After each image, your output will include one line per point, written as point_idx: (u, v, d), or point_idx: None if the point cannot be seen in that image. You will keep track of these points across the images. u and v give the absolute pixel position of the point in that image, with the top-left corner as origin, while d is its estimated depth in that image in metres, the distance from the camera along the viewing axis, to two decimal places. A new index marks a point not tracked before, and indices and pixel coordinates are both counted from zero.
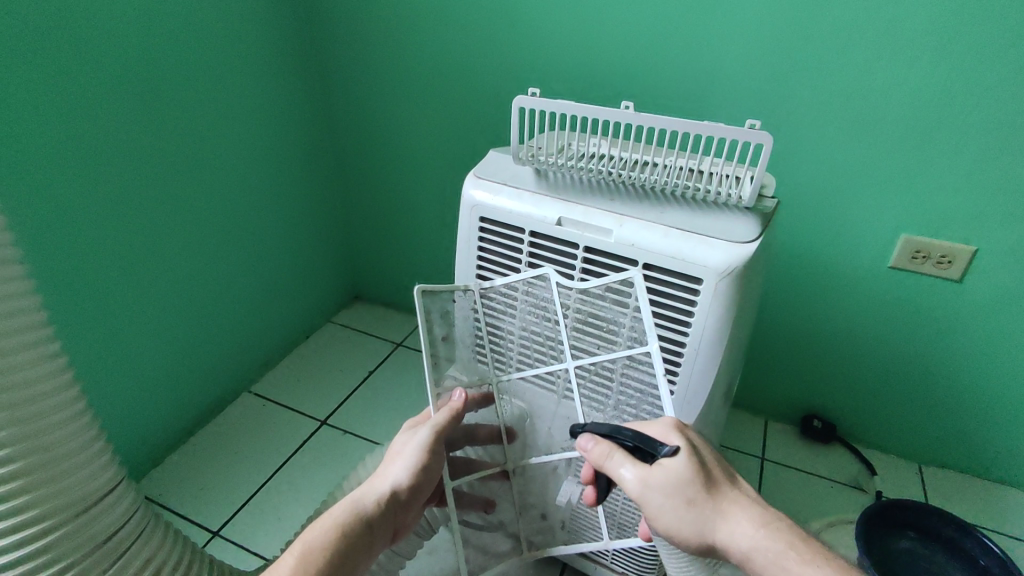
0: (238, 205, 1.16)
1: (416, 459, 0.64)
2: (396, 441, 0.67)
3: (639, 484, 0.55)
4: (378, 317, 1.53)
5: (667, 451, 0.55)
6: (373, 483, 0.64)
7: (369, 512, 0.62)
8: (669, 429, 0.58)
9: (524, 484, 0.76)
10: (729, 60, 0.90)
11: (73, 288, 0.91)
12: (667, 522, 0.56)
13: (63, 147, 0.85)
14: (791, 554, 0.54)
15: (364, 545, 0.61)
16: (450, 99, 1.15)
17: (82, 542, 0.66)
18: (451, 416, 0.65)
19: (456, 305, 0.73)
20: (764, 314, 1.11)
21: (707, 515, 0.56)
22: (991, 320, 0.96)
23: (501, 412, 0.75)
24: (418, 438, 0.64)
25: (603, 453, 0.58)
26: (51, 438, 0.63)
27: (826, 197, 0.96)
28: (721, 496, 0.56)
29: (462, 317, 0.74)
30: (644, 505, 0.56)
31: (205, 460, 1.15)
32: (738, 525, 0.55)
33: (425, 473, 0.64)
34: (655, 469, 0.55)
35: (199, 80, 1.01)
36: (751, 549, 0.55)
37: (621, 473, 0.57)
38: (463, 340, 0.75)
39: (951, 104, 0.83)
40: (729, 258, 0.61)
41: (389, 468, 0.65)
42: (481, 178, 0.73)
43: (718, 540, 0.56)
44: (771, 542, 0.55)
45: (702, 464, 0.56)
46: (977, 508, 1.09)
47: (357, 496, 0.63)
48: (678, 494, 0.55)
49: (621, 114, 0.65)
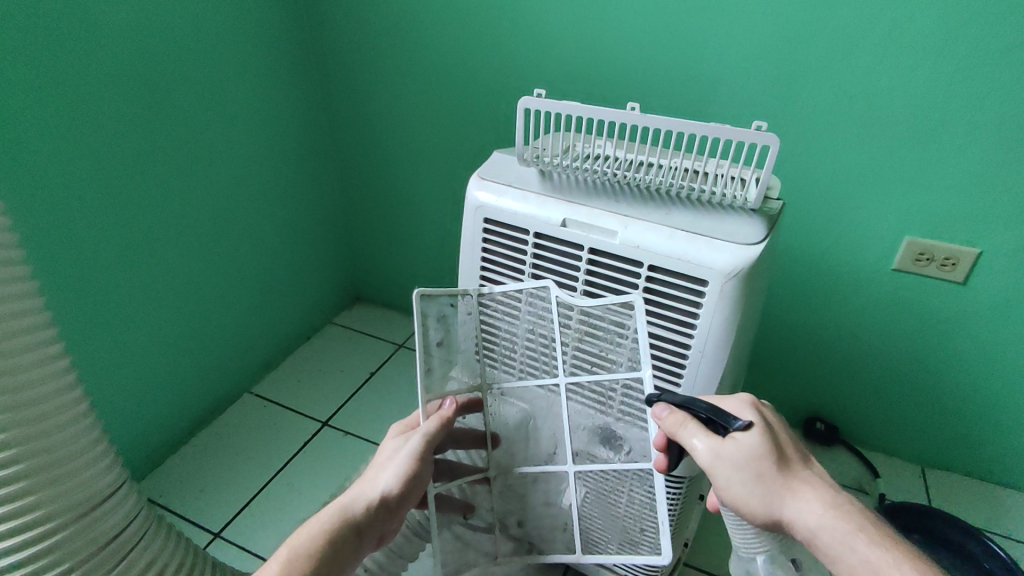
0: (239, 205, 1.16)
1: (407, 466, 0.63)
2: (384, 446, 0.66)
3: (710, 454, 0.56)
4: (378, 318, 1.53)
5: (741, 425, 0.56)
6: (363, 487, 0.63)
7: (357, 517, 0.61)
8: (743, 406, 0.59)
9: (508, 490, 0.76)
10: (733, 61, 0.90)
11: (76, 287, 0.91)
12: (735, 495, 0.57)
13: (67, 147, 0.85)
14: (860, 535, 0.54)
15: (350, 550, 0.60)
16: (452, 100, 1.14)
17: (86, 543, 0.66)
18: (442, 424, 0.66)
19: (455, 310, 0.71)
20: (767, 316, 1.10)
21: (777, 490, 0.56)
22: (995, 322, 0.96)
23: (492, 416, 0.75)
24: (409, 445, 0.64)
25: (677, 423, 0.58)
26: (54, 440, 0.62)
27: (831, 199, 0.96)
28: (791, 474, 0.56)
29: (461, 321, 0.72)
30: (714, 475, 0.57)
31: (206, 461, 1.15)
32: (808, 503, 0.55)
33: (415, 480, 0.64)
34: (728, 442, 0.56)
35: (201, 80, 1.01)
36: (820, 529, 0.54)
37: (692, 443, 0.57)
38: (464, 344, 0.73)
39: (956, 105, 0.83)
40: (736, 260, 0.60)
41: (378, 473, 0.64)
42: (485, 180, 0.72)
43: (786, 517, 0.56)
44: (839, 522, 0.54)
45: (773, 441, 0.57)
46: (981, 510, 1.09)
47: (346, 500, 0.62)
48: (750, 467, 0.56)
49: (626, 116, 0.64)
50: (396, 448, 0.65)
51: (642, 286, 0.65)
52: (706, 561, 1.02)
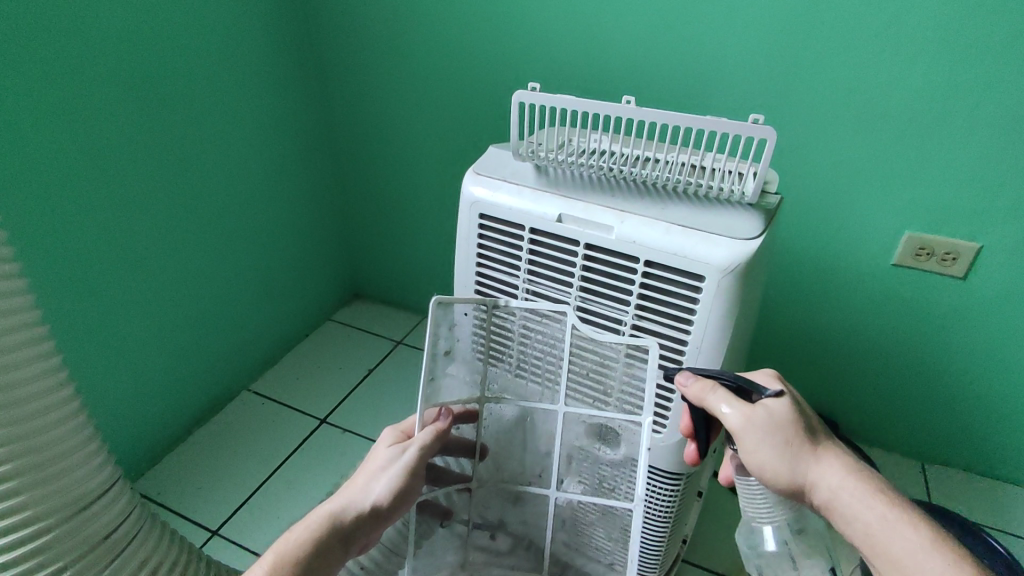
0: (235, 201, 1.15)
1: (399, 477, 0.62)
2: (377, 453, 0.65)
3: (742, 418, 0.54)
4: (376, 314, 1.52)
5: (771, 392, 0.55)
6: (352, 493, 0.62)
7: (345, 525, 0.60)
8: (770, 379, 0.59)
9: (493, 497, 0.76)
10: (730, 53, 0.89)
11: (69, 284, 0.90)
12: (764, 463, 0.54)
13: (60, 144, 0.84)
14: (879, 496, 0.54)
15: (335, 558, 0.59)
16: (448, 96, 1.14)
17: (78, 542, 0.66)
18: (438, 436, 0.65)
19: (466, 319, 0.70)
20: (766, 311, 1.09)
21: (805, 455, 0.54)
22: (994, 316, 0.95)
23: (485, 425, 0.74)
24: (403, 456, 0.63)
25: (705, 389, 0.57)
26: (44, 439, 0.62)
27: (829, 194, 0.95)
28: (817, 442, 0.55)
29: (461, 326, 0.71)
30: (742, 441, 0.55)
31: (203, 459, 1.15)
32: (832, 468, 0.54)
33: (406, 492, 0.63)
34: (758, 407, 0.55)
35: (194, 77, 1.00)
36: (842, 491, 0.54)
37: (721, 409, 0.56)
38: (466, 356, 0.72)
39: (956, 97, 0.82)
40: (732, 255, 0.60)
41: (368, 480, 0.62)
42: (481, 175, 0.72)
43: (811, 483, 0.54)
44: (859, 485, 0.54)
45: (800, 411, 0.56)
46: (980, 505, 1.09)
47: (334, 506, 0.60)
48: (778, 432, 0.54)
49: (622, 109, 0.63)
50: (389, 456, 0.64)
51: (637, 282, 0.64)
52: (703, 557, 1.02)
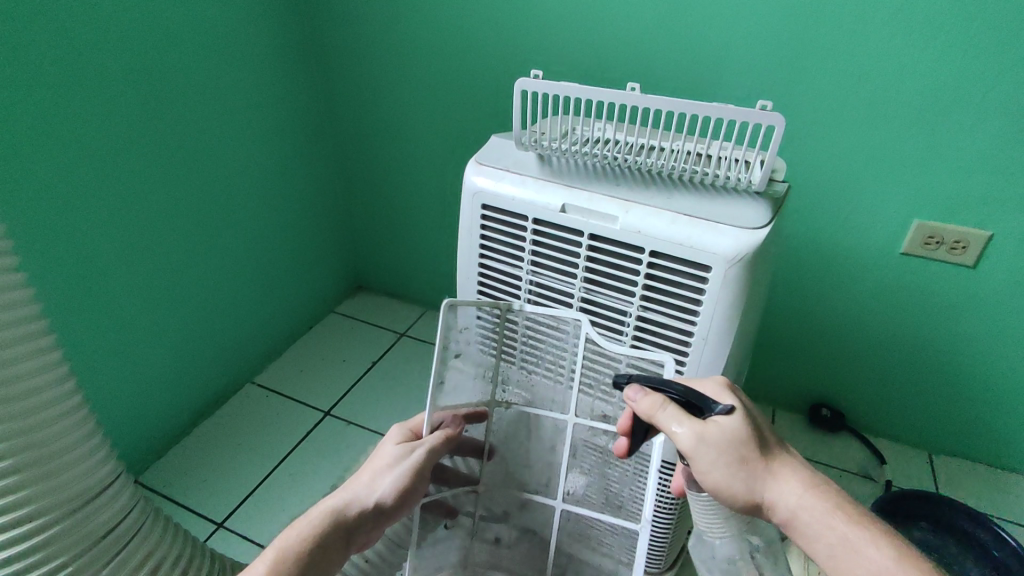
0: (236, 194, 1.14)
1: (405, 476, 0.62)
2: (383, 451, 0.64)
3: (695, 440, 0.53)
4: (380, 306, 1.52)
5: (722, 409, 0.53)
6: (357, 490, 0.61)
7: (348, 521, 0.60)
8: (720, 389, 0.57)
9: (496, 496, 0.76)
10: (735, 40, 0.87)
11: (69, 278, 0.90)
12: (717, 480, 0.54)
13: (57, 140, 0.83)
14: (839, 513, 0.53)
15: (336, 553, 0.59)
16: (452, 87, 1.12)
17: (78, 538, 0.66)
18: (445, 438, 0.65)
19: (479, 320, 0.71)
20: (772, 301, 1.08)
21: (757, 472, 0.53)
22: (1004, 306, 0.94)
23: (494, 425, 0.74)
24: (409, 456, 0.63)
25: (654, 406, 0.54)
26: (44, 435, 0.62)
27: (837, 182, 0.93)
28: (770, 455, 0.55)
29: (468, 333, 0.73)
30: (695, 462, 0.53)
31: (207, 452, 1.15)
32: (788, 484, 0.54)
33: (410, 493, 0.62)
34: (710, 426, 0.53)
35: (193, 68, 0.99)
36: (799, 508, 0.53)
37: (672, 428, 0.53)
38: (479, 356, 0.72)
39: (967, 84, 0.80)
40: (739, 246, 0.59)
41: (373, 478, 0.62)
42: (483, 165, 0.71)
43: (765, 498, 0.54)
44: (816, 498, 0.53)
45: (754, 423, 0.55)
46: (989, 496, 1.08)
47: (338, 502, 0.60)
48: (732, 451, 0.53)
49: (625, 97, 0.62)
50: (395, 454, 0.63)
51: (643, 273, 0.63)
52: None
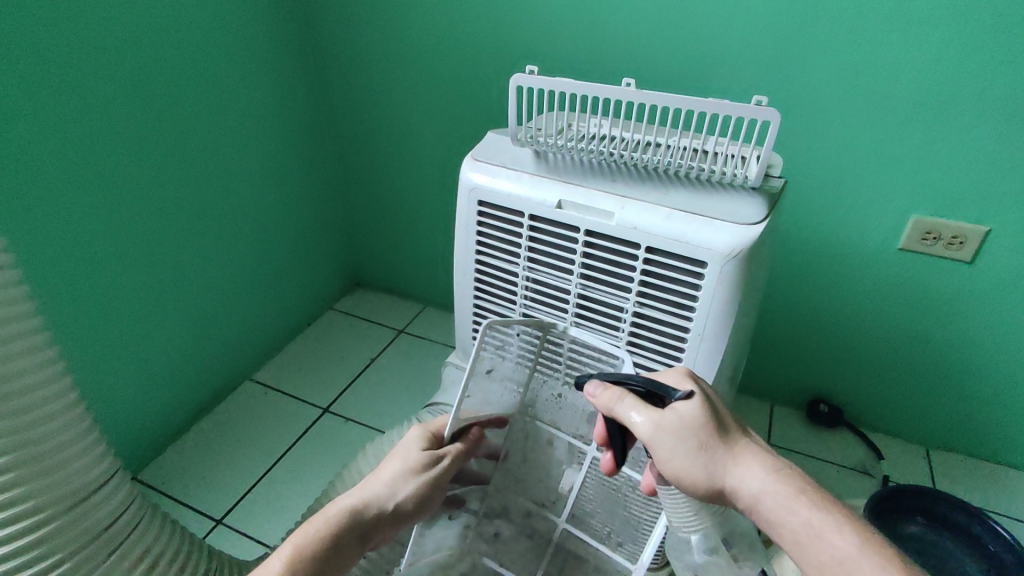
0: (234, 191, 1.14)
1: (426, 484, 0.63)
2: (403, 453, 0.64)
3: (650, 427, 0.54)
4: (379, 303, 1.52)
5: (680, 394, 0.54)
6: (374, 490, 0.61)
7: (365, 521, 0.60)
8: (681, 376, 0.58)
9: (501, 492, 0.77)
10: (732, 35, 0.87)
11: (65, 275, 0.90)
12: (679, 469, 0.54)
13: (52, 137, 0.83)
14: (802, 499, 0.52)
15: (351, 553, 0.59)
16: (449, 84, 1.12)
17: (77, 534, 0.66)
18: (465, 449, 0.67)
19: (514, 337, 0.68)
20: (770, 297, 1.08)
21: (719, 457, 0.53)
22: (1001, 302, 0.94)
23: (513, 432, 0.75)
24: (431, 465, 0.64)
25: (613, 398, 0.56)
26: (41, 432, 0.62)
27: (834, 177, 0.93)
28: (733, 442, 0.54)
29: (499, 345, 0.68)
30: (655, 448, 0.55)
31: (206, 449, 1.15)
32: (751, 470, 0.53)
33: (426, 501, 0.63)
34: (667, 413, 0.54)
35: (190, 64, 0.99)
36: (762, 494, 0.52)
37: (630, 418, 0.55)
38: (510, 369, 0.71)
39: (964, 78, 0.80)
40: (734, 241, 0.59)
41: (392, 479, 0.62)
42: (479, 161, 0.71)
43: (728, 486, 0.53)
44: (781, 487, 0.52)
45: (714, 410, 0.55)
46: (985, 491, 1.08)
47: (355, 501, 0.60)
48: (689, 438, 0.54)
49: (622, 92, 0.61)
50: (417, 460, 0.63)
51: (640, 269, 0.63)
52: None
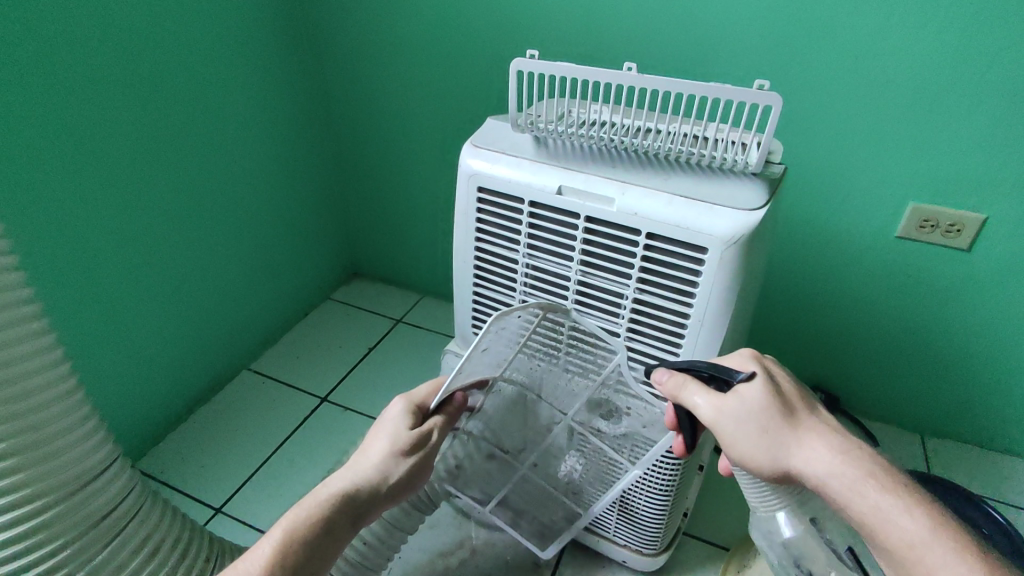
0: (230, 179, 1.13)
1: (416, 463, 0.62)
2: (391, 430, 0.63)
3: (714, 411, 0.56)
4: (376, 292, 1.51)
5: (743, 376, 0.56)
6: (363, 471, 0.61)
7: (357, 504, 0.60)
8: (746, 359, 0.59)
9: (475, 438, 0.75)
10: (734, 20, 0.86)
11: (61, 263, 0.89)
12: (745, 451, 0.56)
13: (49, 123, 0.82)
14: (870, 482, 0.52)
15: (345, 532, 0.61)
16: (447, 72, 1.11)
17: (80, 519, 0.66)
18: (448, 419, 0.65)
19: (512, 316, 0.61)
20: (768, 285, 1.08)
21: (782, 439, 0.55)
22: (998, 289, 0.95)
23: (493, 394, 0.70)
24: (420, 443, 0.62)
25: (678, 383, 0.59)
26: (39, 418, 0.61)
27: (834, 165, 0.93)
28: (797, 422, 0.55)
29: (499, 327, 0.61)
30: (719, 431, 0.57)
31: (204, 438, 1.15)
32: (815, 451, 0.54)
33: (417, 476, 0.64)
34: (731, 396, 0.56)
35: (184, 50, 0.97)
36: (828, 475, 0.53)
37: (695, 401, 0.57)
38: (502, 341, 0.64)
39: (965, 65, 0.80)
40: (736, 227, 0.59)
41: (380, 459, 0.61)
42: (478, 147, 0.70)
43: (794, 466, 0.55)
44: (849, 469, 0.53)
45: (778, 393, 0.56)
46: (980, 477, 1.09)
47: (345, 486, 0.60)
48: (753, 420, 0.55)
49: (622, 77, 0.61)
50: (406, 440, 0.62)
51: (639, 255, 0.63)
52: (706, 531, 1.03)
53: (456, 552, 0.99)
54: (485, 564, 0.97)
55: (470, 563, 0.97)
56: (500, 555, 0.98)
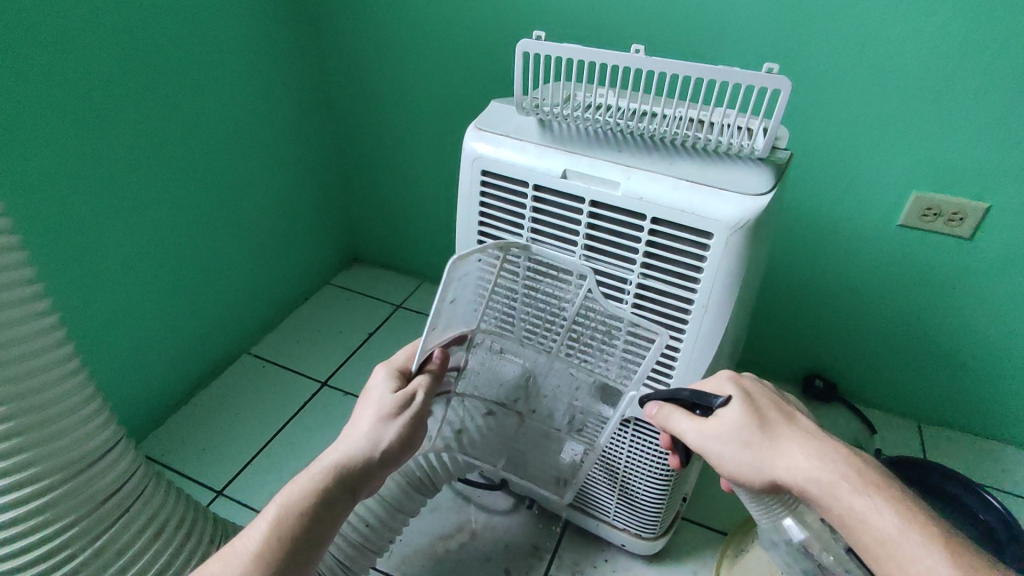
0: (230, 162, 1.12)
1: (406, 424, 0.61)
2: (376, 398, 0.61)
3: (698, 436, 0.57)
4: (376, 278, 1.51)
5: (721, 401, 0.57)
6: (353, 441, 0.60)
7: (352, 475, 0.59)
8: (724, 380, 0.60)
9: (470, 399, 0.75)
10: (741, 4, 0.85)
11: (62, 245, 0.88)
12: (731, 469, 0.57)
13: (50, 102, 0.81)
14: (845, 484, 0.53)
15: (345, 504, 0.60)
16: (451, 56, 1.10)
17: (83, 500, 0.66)
18: (434, 376, 0.63)
19: (475, 264, 0.59)
20: (770, 272, 1.08)
21: (763, 454, 0.55)
22: (999, 278, 0.95)
23: (476, 348, 0.70)
24: (406, 405, 0.61)
25: (664, 415, 0.60)
26: (41, 399, 0.61)
27: (839, 152, 0.92)
28: (776, 435, 0.56)
29: (462, 280, 0.58)
30: (706, 454, 0.58)
31: (205, 421, 1.15)
32: (794, 460, 0.54)
33: (412, 438, 0.62)
34: (713, 422, 0.57)
35: (184, 30, 0.95)
36: (807, 482, 0.54)
37: (681, 429, 0.59)
38: (473, 294, 0.63)
39: (973, 53, 0.79)
40: (741, 211, 0.58)
41: (370, 428, 0.60)
42: (483, 130, 0.70)
43: (777, 478, 0.55)
44: (825, 474, 0.53)
45: (756, 408, 0.57)
46: (976, 465, 1.10)
47: (338, 456, 0.59)
48: (734, 440, 0.56)
49: (629, 59, 0.60)
50: (391, 404, 0.60)
51: (644, 240, 0.63)
52: (703, 516, 1.04)
53: (456, 535, 0.99)
54: (486, 547, 0.98)
55: (469, 547, 0.98)
56: (500, 536, 0.99)
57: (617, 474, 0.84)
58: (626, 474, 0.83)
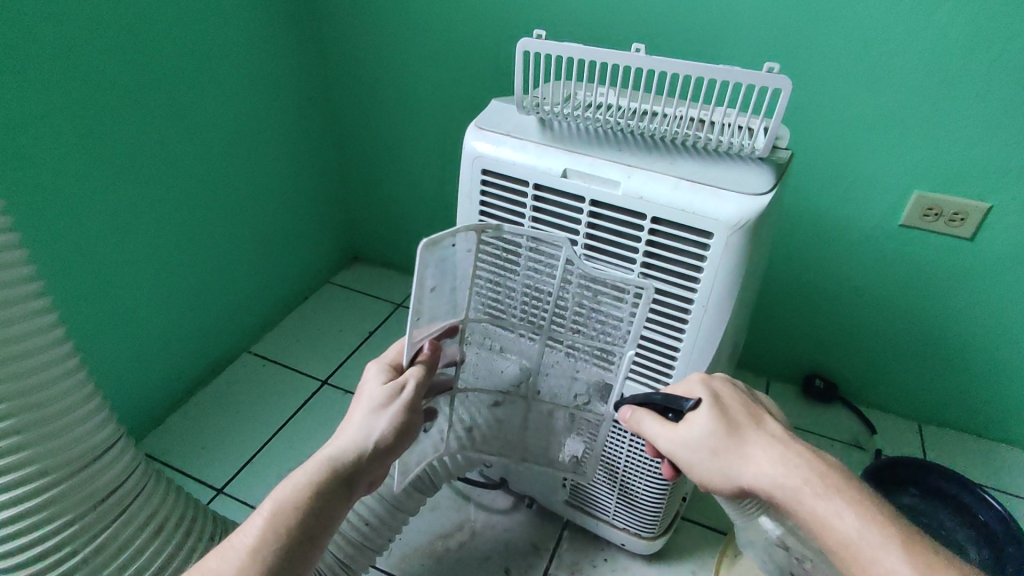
0: (231, 160, 1.12)
1: (398, 415, 0.61)
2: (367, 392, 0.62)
3: (666, 441, 0.58)
4: (377, 277, 1.51)
5: (689, 405, 0.58)
6: (347, 435, 0.60)
7: (347, 468, 0.59)
8: (696, 383, 0.60)
9: (473, 394, 0.74)
10: (743, 3, 0.85)
11: (62, 243, 0.88)
12: (700, 473, 0.57)
13: (51, 100, 0.81)
14: (809, 487, 0.52)
15: (342, 498, 0.60)
16: (452, 55, 1.10)
17: (84, 497, 0.66)
18: (427, 367, 0.63)
19: (456, 248, 0.59)
20: (770, 272, 1.08)
21: (729, 458, 0.55)
22: (1000, 279, 0.95)
23: (469, 339, 0.69)
24: (396, 395, 0.61)
25: (637, 420, 0.62)
26: (41, 397, 0.61)
27: (840, 152, 0.92)
28: (743, 440, 0.56)
29: (440, 265, 0.58)
30: (676, 459, 0.59)
31: (206, 419, 1.15)
32: (759, 465, 0.54)
33: (406, 429, 0.62)
34: (681, 426, 0.58)
35: (185, 28, 0.95)
36: (771, 487, 0.53)
37: (652, 434, 0.60)
38: (461, 282, 0.63)
39: (975, 53, 0.79)
40: (741, 211, 0.58)
41: (363, 419, 0.61)
42: (483, 129, 0.70)
43: (744, 483, 0.55)
44: (789, 478, 0.53)
45: (725, 412, 0.57)
46: (976, 465, 1.10)
47: (333, 450, 0.60)
48: (702, 443, 0.56)
49: (630, 59, 0.59)
50: (381, 396, 0.61)
51: (644, 240, 0.63)
52: (703, 516, 1.04)
53: (456, 534, 0.99)
54: (485, 545, 0.98)
55: (468, 546, 0.98)
56: (499, 536, 0.99)
57: (617, 473, 0.84)
58: (626, 473, 0.83)
